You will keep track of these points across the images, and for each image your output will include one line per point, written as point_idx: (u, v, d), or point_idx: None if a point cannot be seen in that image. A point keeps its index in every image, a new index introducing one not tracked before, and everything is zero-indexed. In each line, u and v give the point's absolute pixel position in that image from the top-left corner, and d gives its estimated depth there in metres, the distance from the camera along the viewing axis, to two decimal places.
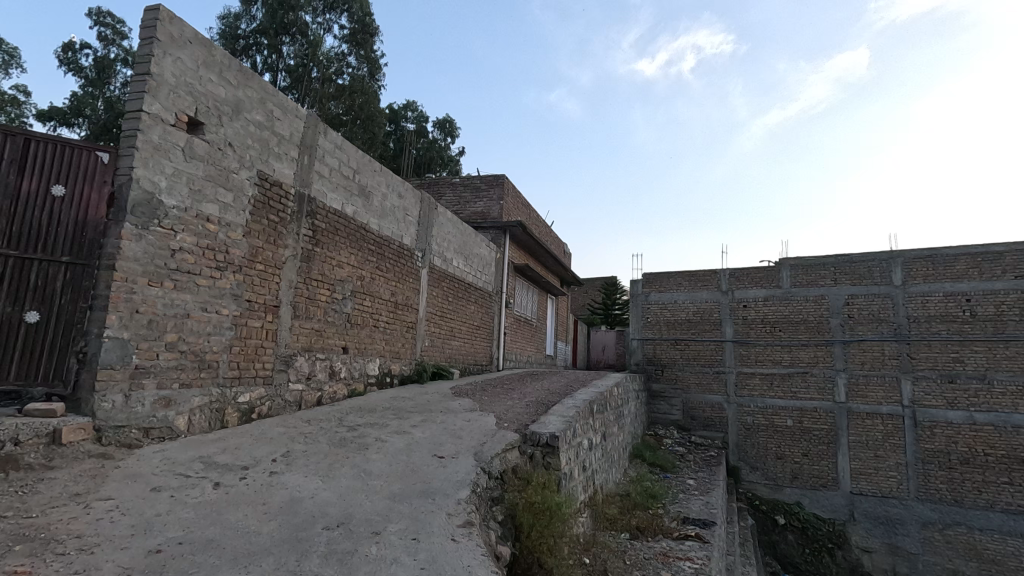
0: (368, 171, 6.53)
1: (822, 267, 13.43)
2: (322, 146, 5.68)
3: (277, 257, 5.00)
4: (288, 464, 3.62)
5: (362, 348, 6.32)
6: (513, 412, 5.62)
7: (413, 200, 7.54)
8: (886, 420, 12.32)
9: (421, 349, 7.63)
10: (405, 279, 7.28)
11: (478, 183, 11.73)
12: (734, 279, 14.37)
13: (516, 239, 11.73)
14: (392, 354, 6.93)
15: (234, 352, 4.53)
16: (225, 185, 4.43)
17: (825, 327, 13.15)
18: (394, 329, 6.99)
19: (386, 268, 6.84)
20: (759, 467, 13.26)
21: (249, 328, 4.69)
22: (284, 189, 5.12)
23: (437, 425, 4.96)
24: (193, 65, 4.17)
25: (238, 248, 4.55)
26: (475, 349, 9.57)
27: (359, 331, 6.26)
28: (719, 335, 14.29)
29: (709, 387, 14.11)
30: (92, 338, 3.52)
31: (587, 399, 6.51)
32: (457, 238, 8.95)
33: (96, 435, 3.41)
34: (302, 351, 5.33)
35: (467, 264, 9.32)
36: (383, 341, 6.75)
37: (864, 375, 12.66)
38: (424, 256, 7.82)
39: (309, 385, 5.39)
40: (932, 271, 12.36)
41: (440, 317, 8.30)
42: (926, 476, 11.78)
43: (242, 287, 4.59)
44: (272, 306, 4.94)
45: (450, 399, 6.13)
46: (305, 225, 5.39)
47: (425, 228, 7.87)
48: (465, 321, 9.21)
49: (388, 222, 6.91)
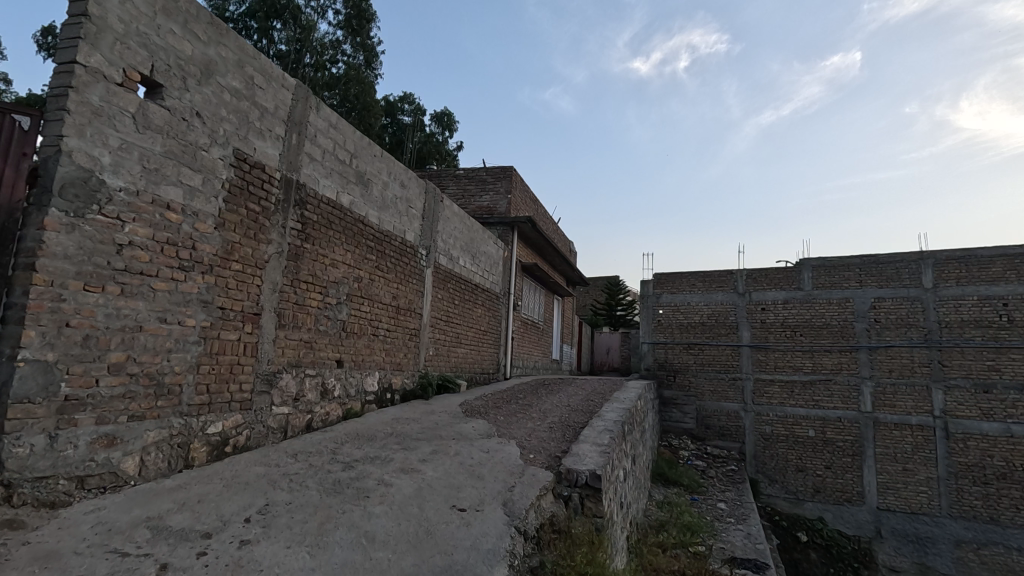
0: (368, 157, 5.67)
1: (846, 268, 12.73)
2: (313, 124, 4.80)
3: (258, 255, 4.13)
4: (265, 527, 2.75)
5: (359, 361, 5.46)
6: (538, 440, 4.78)
7: (417, 190, 6.68)
8: (915, 432, 11.60)
9: (425, 359, 6.78)
10: (407, 280, 6.41)
11: (484, 175, 10.88)
12: (751, 280, 13.62)
13: (524, 237, 10.88)
14: (393, 367, 6.07)
15: (203, 372, 3.65)
16: (192, 165, 3.56)
17: (850, 332, 12.41)
18: (394, 338, 6.13)
19: (387, 267, 5.98)
20: (778, 479, 12.50)
21: (222, 342, 3.81)
22: (268, 173, 4.25)
23: (451, 459, 4.11)
24: (148, 10, 3.28)
25: (208, 243, 3.67)
26: (482, 357, 8.72)
27: (356, 341, 5.41)
28: (736, 339, 13.51)
29: (725, 395, 13.33)
30: (1, 362, 2.65)
31: (617, 419, 5.68)
32: (464, 234, 8.09)
33: (5, 493, 2.55)
34: (289, 367, 4.48)
35: (474, 263, 8.47)
36: (383, 352, 5.89)
37: (891, 383, 11.92)
38: (428, 254, 6.95)
39: (296, 407, 4.53)
40: (965, 274, 11.67)
41: (445, 323, 7.44)
42: (959, 491, 11.08)
43: (214, 291, 3.72)
44: (252, 314, 4.06)
45: (463, 421, 5.28)
46: (293, 216, 4.52)
47: (430, 222, 7.01)
48: (472, 326, 8.37)
49: (389, 216, 6.04)
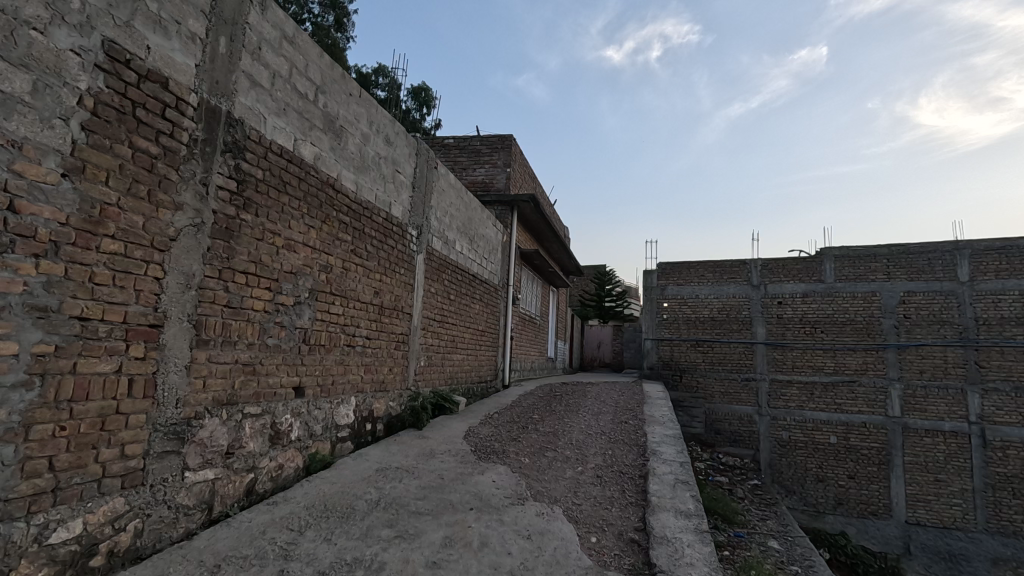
0: (342, 97, 4.00)
1: (872, 259, 11.61)
2: (257, 29, 3.11)
3: (156, 228, 2.47)
4: None
5: (328, 386, 3.85)
6: (594, 507, 3.29)
7: (407, 151, 5.05)
8: (948, 439, 10.58)
9: (415, 374, 5.20)
10: (393, 269, 4.79)
11: (478, 146, 9.26)
12: (766, 271, 12.39)
13: (524, 218, 9.32)
14: (375, 388, 4.48)
15: (38, 439, 2.00)
16: (2, 53, 1.89)
17: (877, 329, 11.29)
18: (376, 349, 4.52)
19: (367, 252, 4.36)
20: (795, 490, 11.37)
21: (81, 380, 2.15)
22: (176, 94, 2.57)
23: (477, 559, 2.55)
24: None
25: (47, 204, 2.02)
26: (480, 363, 7.16)
27: (324, 359, 3.80)
28: (749, 336, 12.29)
29: (737, 397, 12.13)
30: None
31: (682, 459, 4.21)
32: (461, 212, 6.51)
33: None
34: (218, 407, 2.85)
35: (473, 249, 6.89)
36: (361, 370, 4.29)
37: (922, 386, 10.86)
38: (419, 236, 5.32)
39: (228, 468, 2.92)
40: (1005, 266, 10.67)
41: (440, 324, 5.86)
42: (996, 505, 10.10)
43: (57, 290, 2.06)
44: (144, 326, 2.42)
45: (476, 472, 3.72)
46: (223, 168, 2.86)
47: (422, 194, 5.39)
48: (469, 326, 6.79)
49: (370, 181, 4.41)
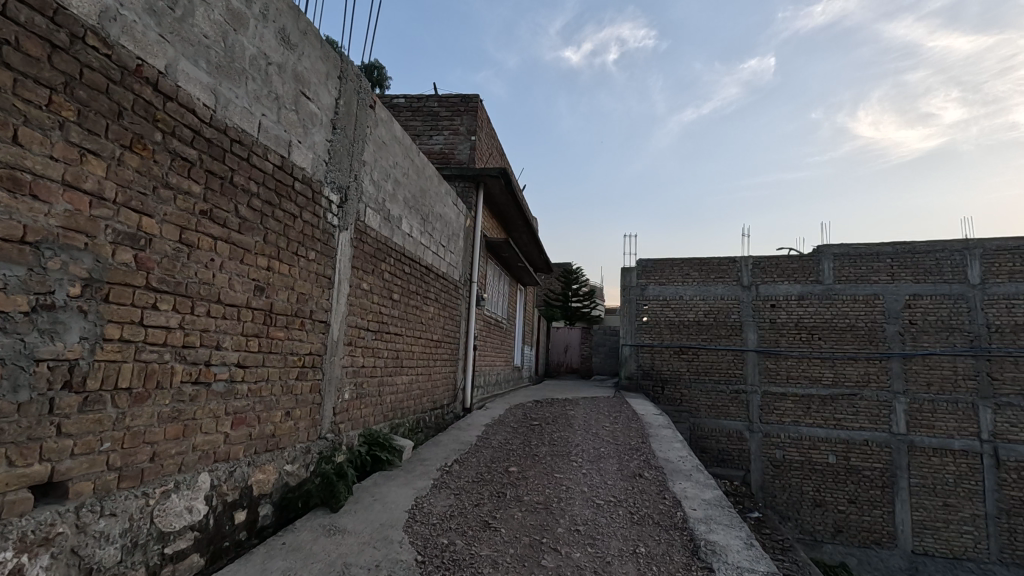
0: None
1: (875, 259, 10.46)
2: None
3: None
4: None
5: (139, 469, 2.00)
6: None
7: (321, 67, 3.23)
8: (958, 458, 9.53)
9: (334, 416, 3.39)
10: (294, 253, 2.96)
11: (436, 107, 7.47)
12: (758, 270, 11.10)
13: (490, 199, 7.58)
14: (254, 452, 2.65)
15: None
16: None
17: (880, 336, 10.17)
18: (258, 385, 2.69)
19: (240, 218, 2.53)
20: (790, 516, 10.11)
21: None
22: None
23: None
24: None
25: None
26: (433, 385, 5.37)
27: (129, 417, 1.94)
28: (739, 343, 10.95)
29: (726, 411, 10.80)
30: None
31: (766, 568, 2.55)
32: (410, 179, 4.71)
33: None
34: None
35: (425, 233, 5.10)
36: (225, 425, 2.46)
37: (930, 400, 9.78)
38: (343, 205, 3.51)
39: None
40: (1018, 268, 9.73)
41: (376, 336, 4.06)
42: (1011, 533, 9.11)
43: None
44: None
45: None
46: None
47: (349, 142, 3.59)
48: (420, 335, 5.00)
49: (249, 100, 2.59)
